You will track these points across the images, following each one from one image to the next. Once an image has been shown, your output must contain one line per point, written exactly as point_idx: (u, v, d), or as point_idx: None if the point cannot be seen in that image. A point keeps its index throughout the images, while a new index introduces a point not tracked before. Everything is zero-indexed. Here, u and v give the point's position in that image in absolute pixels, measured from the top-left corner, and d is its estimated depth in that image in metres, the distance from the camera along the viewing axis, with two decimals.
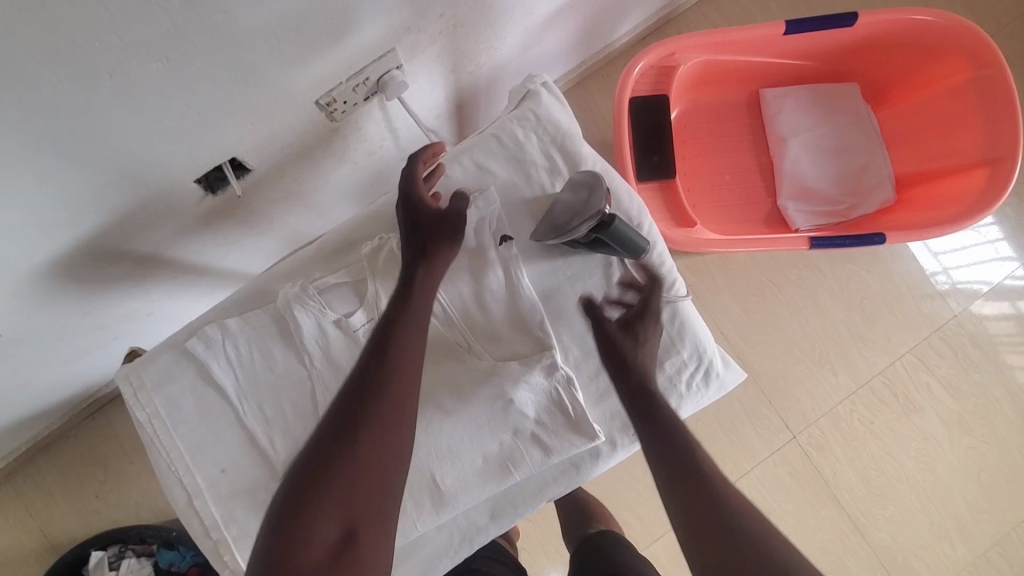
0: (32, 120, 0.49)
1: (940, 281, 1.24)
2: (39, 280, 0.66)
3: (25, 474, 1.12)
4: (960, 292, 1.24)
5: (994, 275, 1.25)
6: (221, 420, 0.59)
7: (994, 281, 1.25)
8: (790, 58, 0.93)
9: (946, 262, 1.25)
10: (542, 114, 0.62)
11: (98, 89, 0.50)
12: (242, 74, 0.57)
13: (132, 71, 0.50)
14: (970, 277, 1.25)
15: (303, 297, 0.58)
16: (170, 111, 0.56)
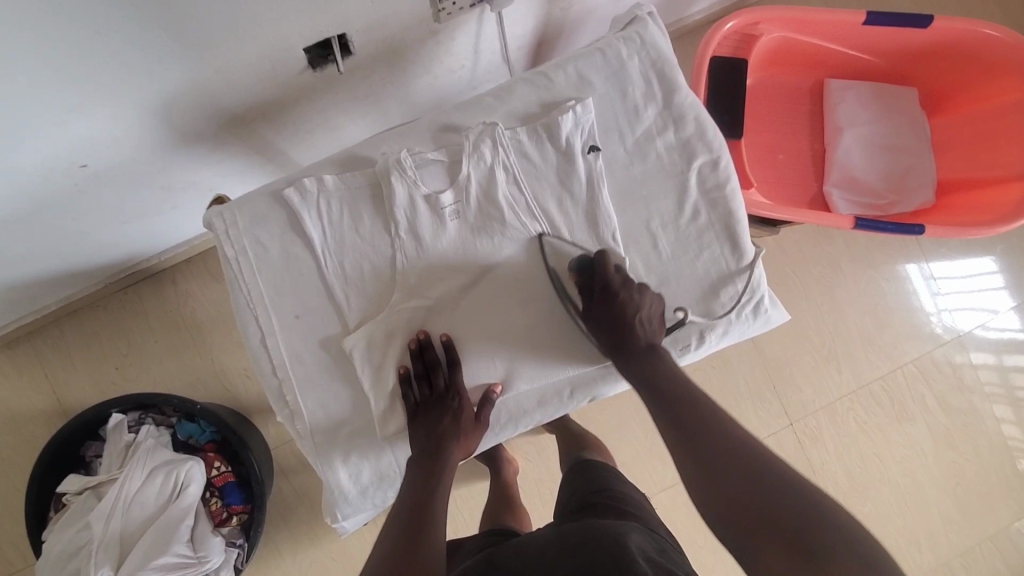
0: None
1: (934, 323, 1.29)
2: (140, 124, 0.69)
3: (45, 335, 1.13)
4: (951, 333, 1.30)
5: (984, 320, 1.30)
6: (303, 270, 0.62)
7: (984, 327, 1.30)
8: (860, 52, 0.97)
9: (941, 304, 1.30)
10: (647, 39, 0.65)
11: None
12: None
13: None
14: (962, 321, 1.30)
15: (400, 167, 0.62)
16: None
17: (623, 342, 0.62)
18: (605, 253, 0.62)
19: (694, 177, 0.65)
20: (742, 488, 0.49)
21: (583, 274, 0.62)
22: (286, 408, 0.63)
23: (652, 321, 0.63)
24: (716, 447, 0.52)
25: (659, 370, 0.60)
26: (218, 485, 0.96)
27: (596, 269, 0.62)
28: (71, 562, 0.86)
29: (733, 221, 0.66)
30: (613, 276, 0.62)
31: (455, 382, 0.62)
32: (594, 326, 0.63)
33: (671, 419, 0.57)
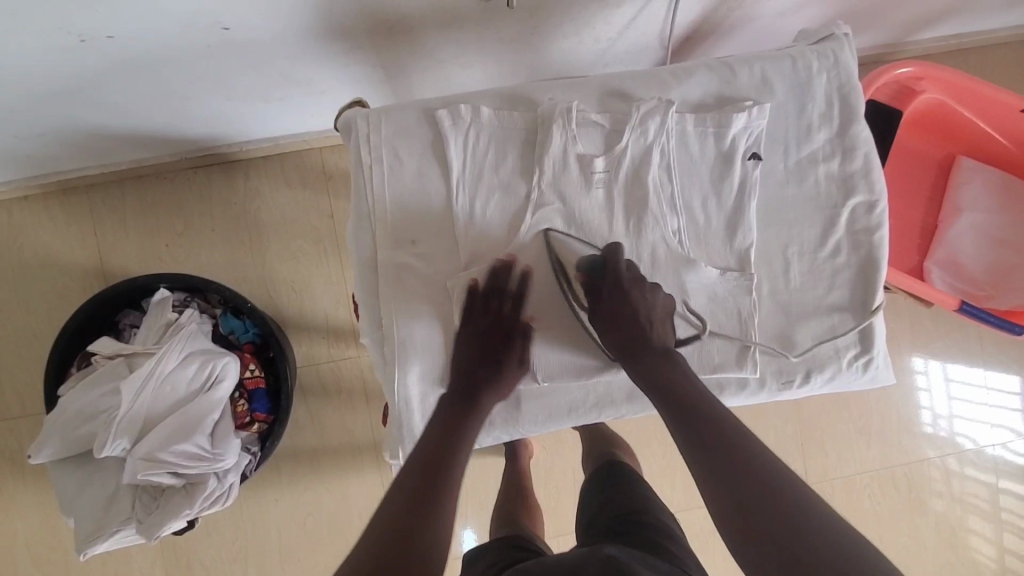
0: None
1: (939, 426, 1.27)
2: (298, 7, 0.65)
3: (105, 193, 1.09)
4: (953, 440, 1.27)
5: (993, 438, 1.28)
6: (432, 196, 0.59)
7: (987, 444, 1.28)
8: (1004, 139, 0.94)
9: (953, 410, 1.27)
10: (841, 59, 0.62)
11: None
12: None
13: None
14: (966, 431, 1.27)
15: (562, 119, 0.59)
16: None
17: (633, 340, 0.59)
18: (616, 246, 0.59)
19: (846, 213, 0.63)
20: (780, 535, 0.44)
21: (590, 269, 0.59)
22: (378, 332, 0.60)
23: (659, 320, 0.60)
24: (749, 485, 0.47)
25: (697, 399, 0.55)
26: (248, 388, 0.93)
27: (605, 266, 0.59)
28: (89, 425, 0.85)
29: (874, 269, 0.63)
30: (624, 271, 0.60)
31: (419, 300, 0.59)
32: (600, 322, 0.60)
33: (702, 445, 0.51)
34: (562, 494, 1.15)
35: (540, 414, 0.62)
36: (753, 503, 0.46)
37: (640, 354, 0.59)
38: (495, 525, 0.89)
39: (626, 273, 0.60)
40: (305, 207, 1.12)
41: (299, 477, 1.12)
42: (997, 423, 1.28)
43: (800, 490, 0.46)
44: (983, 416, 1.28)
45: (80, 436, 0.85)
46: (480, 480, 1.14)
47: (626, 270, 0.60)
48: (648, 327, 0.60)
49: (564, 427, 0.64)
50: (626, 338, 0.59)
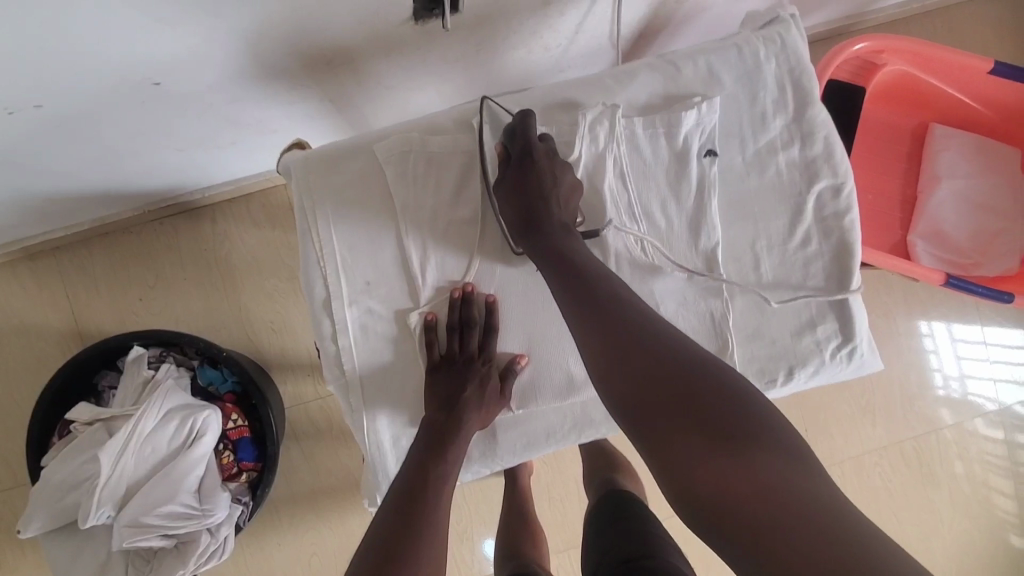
0: None
1: (953, 388, 1.24)
2: (227, 51, 0.63)
3: (73, 254, 1.08)
4: (968, 402, 1.25)
5: (1008, 397, 1.25)
6: (382, 233, 0.58)
7: (1004, 403, 1.25)
8: (974, 100, 0.92)
9: (964, 370, 1.24)
10: (789, 42, 0.59)
11: None
12: None
13: None
14: (981, 392, 1.25)
15: (508, 137, 0.57)
16: None
17: (534, 214, 0.55)
18: (528, 113, 0.56)
19: (813, 200, 0.61)
20: (690, 402, 0.45)
21: (507, 139, 0.57)
22: (341, 378, 0.58)
23: (566, 198, 0.57)
24: (631, 350, 0.48)
25: (587, 271, 0.53)
26: (232, 439, 0.92)
27: (518, 134, 0.57)
28: (73, 494, 0.83)
29: (847, 255, 0.61)
30: (536, 143, 0.56)
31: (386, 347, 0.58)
32: (506, 197, 0.57)
33: (586, 317, 0.50)
34: (568, 507, 1.12)
35: (519, 444, 0.60)
36: (635, 367, 0.47)
37: (541, 224, 0.55)
38: (500, 560, 0.88)
39: (531, 137, 0.56)
40: (275, 245, 1.11)
41: (299, 520, 1.10)
42: (1011, 381, 1.25)
43: (676, 344, 0.48)
44: (996, 374, 1.25)
45: (64, 507, 0.84)
46: (484, 503, 1.12)
47: (539, 141, 0.56)
48: (554, 205, 0.56)
49: (544, 454, 0.62)
50: (527, 212, 0.56)
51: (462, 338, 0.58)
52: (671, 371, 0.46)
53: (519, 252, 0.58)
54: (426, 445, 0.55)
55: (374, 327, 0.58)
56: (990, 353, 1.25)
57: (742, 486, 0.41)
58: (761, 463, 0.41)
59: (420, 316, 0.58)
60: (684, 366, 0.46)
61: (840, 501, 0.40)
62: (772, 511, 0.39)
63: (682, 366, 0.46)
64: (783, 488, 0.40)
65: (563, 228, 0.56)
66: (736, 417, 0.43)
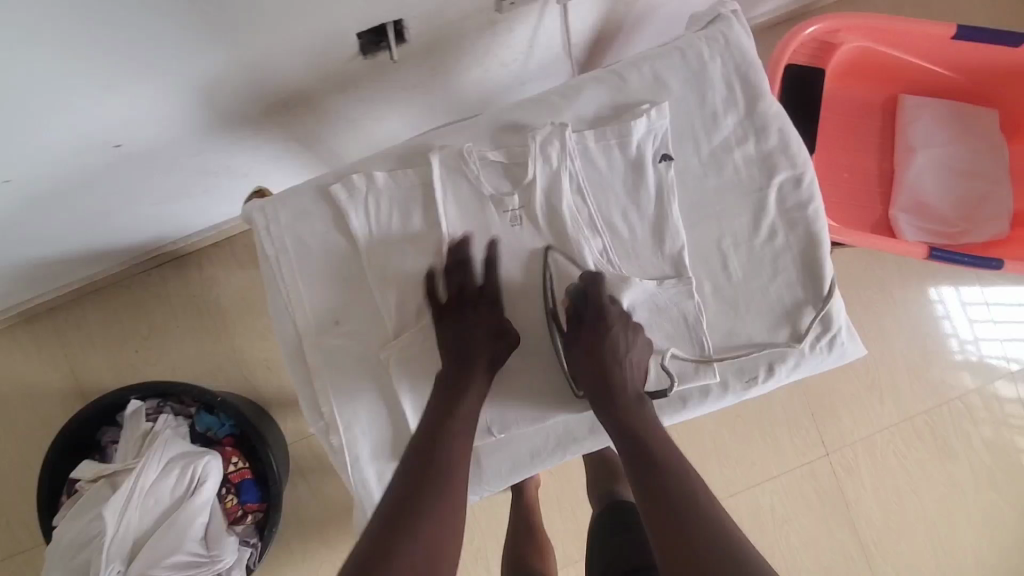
0: None
1: (969, 350, 1.22)
2: (181, 106, 0.64)
3: (67, 313, 1.10)
4: (986, 364, 1.23)
5: None
6: (346, 271, 0.58)
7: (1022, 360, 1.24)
8: (941, 68, 0.91)
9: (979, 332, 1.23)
10: (732, 39, 0.59)
11: None
12: None
13: None
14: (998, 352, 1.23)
15: (460, 163, 0.57)
16: None
17: (598, 321, 0.57)
18: (598, 277, 0.57)
19: (774, 193, 0.60)
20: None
21: (578, 301, 0.57)
22: (321, 420, 0.58)
23: (639, 367, 0.58)
24: (683, 519, 0.48)
25: (653, 444, 0.54)
26: (234, 482, 0.93)
27: (590, 295, 0.57)
28: (83, 553, 0.84)
29: (814, 244, 0.60)
30: (609, 306, 0.57)
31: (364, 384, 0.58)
32: (574, 355, 0.57)
33: (642, 482, 0.52)
34: (579, 517, 1.12)
35: (504, 467, 0.60)
36: (686, 538, 0.47)
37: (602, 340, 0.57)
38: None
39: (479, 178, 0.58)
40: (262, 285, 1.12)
41: (313, 554, 1.11)
42: None
43: (727, 532, 0.47)
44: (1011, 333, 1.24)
45: (77, 565, 0.84)
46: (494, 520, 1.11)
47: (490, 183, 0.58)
48: (627, 374, 0.57)
49: (530, 475, 0.61)
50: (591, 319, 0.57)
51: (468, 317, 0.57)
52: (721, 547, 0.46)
53: (581, 396, 0.59)
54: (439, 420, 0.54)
55: (348, 366, 0.58)
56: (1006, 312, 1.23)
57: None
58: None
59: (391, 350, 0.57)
60: (708, 538, 0.47)
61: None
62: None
63: (733, 551, 0.46)
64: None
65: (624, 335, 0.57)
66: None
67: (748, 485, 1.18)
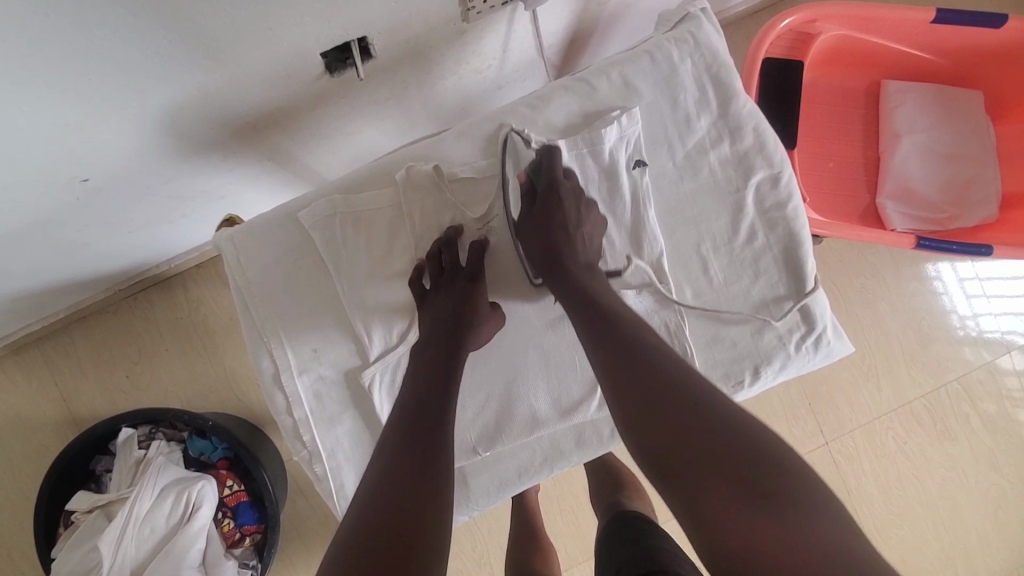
0: None
1: (968, 327, 1.21)
2: (146, 134, 0.63)
3: (56, 343, 1.09)
4: (988, 340, 1.22)
5: None
6: (320, 297, 0.57)
7: None
8: (923, 52, 0.89)
9: (977, 308, 1.22)
10: (701, 39, 0.58)
11: None
12: None
13: None
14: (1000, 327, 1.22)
15: (428, 181, 0.56)
16: None
17: (554, 180, 0.56)
18: (553, 147, 0.56)
19: (752, 195, 0.59)
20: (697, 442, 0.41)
21: (533, 173, 0.57)
22: (303, 449, 0.57)
23: (592, 239, 0.57)
24: (657, 395, 0.44)
25: (617, 319, 0.51)
26: (231, 505, 0.92)
27: (543, 168, 0.56)
28: None
29: (795, 246, 0.59)
30: (562, 180, 0.56)
31: (341, 409, 0.57)
32: (527, 235, 0.56)
33: (613, 363, 0.47)
34: (579, 519, 1.10)
35: (491, 488, 0.59)
36: (661, 419, 0.43)
37: (557, 201, 0.56)
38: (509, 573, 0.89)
39: (441, 199, 0.57)
40: None
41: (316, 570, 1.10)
42: None
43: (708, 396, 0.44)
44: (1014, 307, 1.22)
45: None
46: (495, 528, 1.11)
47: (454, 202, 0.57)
48: (580, 244, 0.56)
49: (519, 491, 0.61)
50: (547, 181, 0.56)
51: (465, 289, 0.55)
52: (694, 414, 0.42)
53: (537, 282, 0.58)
54: (418, 375, 0.51)
55: (329, 392, 0.57)
56: (1008, 285, 1.22)
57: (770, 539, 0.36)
58: (797, 521, 0.36)
59: (371, 373, 0.56)
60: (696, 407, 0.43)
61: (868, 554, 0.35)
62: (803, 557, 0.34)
63: (727, 432, 0.41)
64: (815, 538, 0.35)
65: (577, 196, 0.57)
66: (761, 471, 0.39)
67: None
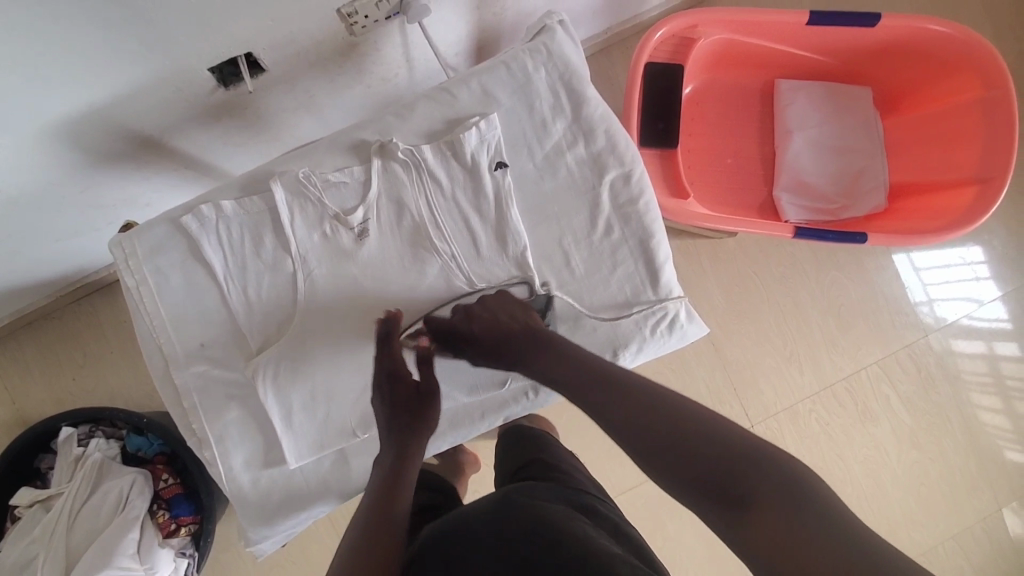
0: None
1: (924, 312, 1.27)
2: (49, 147, 0.68)
3: (4, 349, 1.13)
4: (943, 326, 1.27)
5: (952, 312, 1.27)
6: (206, 296, 0.61)
7: (949, 318, 1.27)
8: (810, 52, 0.94)
9: (932, 294, 1.27)
10: (554, 50, 0.63)
11: None
12: None
13: None
14: (952, 311, 1.27)
15: (302, 186, 0.61)
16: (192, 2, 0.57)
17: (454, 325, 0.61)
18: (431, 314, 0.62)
19: (606, 192, 0.65)
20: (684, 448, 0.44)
21: (437, 340, 0.62)
22: (193, 436, 0.62)
23: (512, 308, 0.61)
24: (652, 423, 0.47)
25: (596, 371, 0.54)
26: (166, 497, 0.96)
27: (444, 325, 0.62)
28: None
29: (649, 240, 0.65)
30: (454, 312, 0.61)
31: (226, 397, 0.62)
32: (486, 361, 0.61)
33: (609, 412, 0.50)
34: None
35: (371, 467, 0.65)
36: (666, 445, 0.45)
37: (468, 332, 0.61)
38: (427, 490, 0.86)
39: (316, 202, 0.61)
40: None
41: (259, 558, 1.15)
42: (979, 297, 1.27)
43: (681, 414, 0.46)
44: (961, 293, 1.27)
45: None
46: None
47: (329, 203, 0.61)
48: (514, 326, 0.60)
49: None
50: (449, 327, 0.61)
51: (396, 379, 0.61)
52: (699, 440, 0.44)
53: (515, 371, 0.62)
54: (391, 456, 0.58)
55: (215, 384, 0.62)
56: (956, 270, 1.27)
57: (772, 547, 0.37)
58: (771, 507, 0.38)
59: (252, 365, 0.60)
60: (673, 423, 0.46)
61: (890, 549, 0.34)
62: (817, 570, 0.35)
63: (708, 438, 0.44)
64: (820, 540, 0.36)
65: (479, 308, 0.61)
66: (744, 473, 0.41)
67: None
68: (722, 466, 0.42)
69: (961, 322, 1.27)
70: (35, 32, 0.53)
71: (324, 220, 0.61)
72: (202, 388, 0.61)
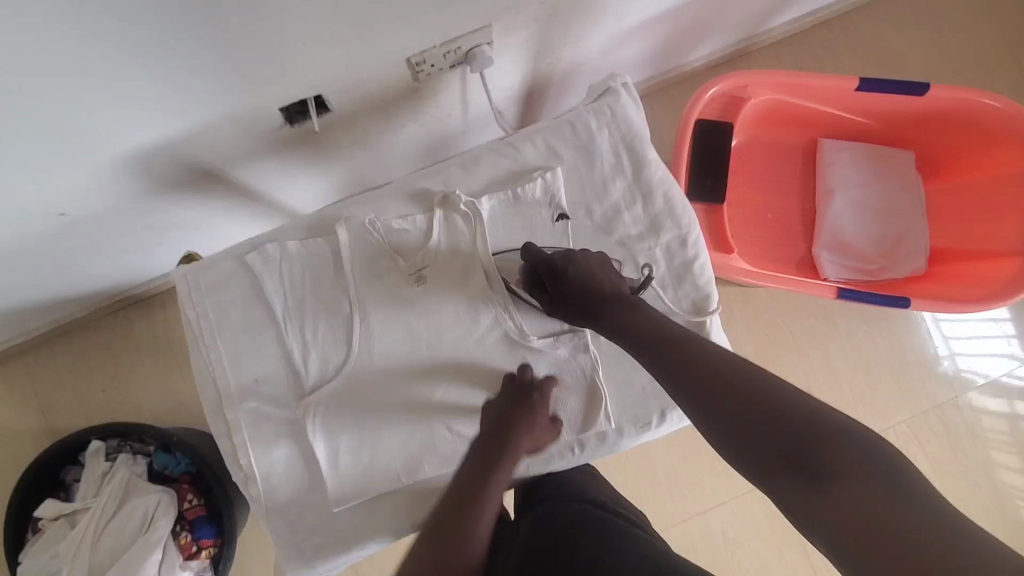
0: (160, 48, 0.53)
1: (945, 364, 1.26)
2: (117, 173, 0.69)
3: (37, 356, 1.14)
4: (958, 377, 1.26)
5: (992, 369, 1.26)
6: (263, 331, 0.62)
7: (992, 375, 1.26)
8: (855, 115, 0.95)
9: (953, 346, 1.27)
10: (617, 111, 0.65)
11: (222, 27, 0.53)
12: (348, 30, 0.60)
13: (256, 17, 0.54)
14: (973, 366, 1.26)
15: (366, 229, 0.62)
16: (273, 47, 0.58)
17: (553, 267, 0.61)
18: (530, 245, 0.63)
19: (661, 250, 0.66)
20: (756, 424, 0.43)
21: (528, 275, 0.62)
22: (240, 470, 0.62)
23: (612, 276, 0.61)
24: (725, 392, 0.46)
25: (666, 332, 0.53)
26: (189, 519, 0.96)
27: (534, 264, 0.62)
28: None
29: (702, 301, 0.66)
30: (552, 255, 0.62)
31: (274, 434, 0.62)
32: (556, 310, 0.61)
33: (674, 376, 0.50)
34: None
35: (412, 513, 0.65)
36: (739, 414, 0.45)
37: (556, 284, 0.61)
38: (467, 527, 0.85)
39: (378, 247, 0.62)
40: None
41: None
42: (1004, 351, 1.26)
43: (753, 379, 0.46)
44: (986, 347, 1.27)
45: None
46: None
47: (391, 248, 0.63)
48: (605, 282, 0.60)
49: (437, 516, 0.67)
50: (548, 268, 0.61)
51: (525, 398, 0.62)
52: (776, 411, 0.43)
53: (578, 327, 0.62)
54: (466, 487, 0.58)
55: (266, 421, 0.62)
56: (980, 325, 1.27)
57: (843, 525, 0.37)
58: (849, 491, 0.38)
59: (304, 408, 0.61)
60: (750, 391, 0.45)
61: (1004, 554, 0.33)
62: (889, 555, 0.35)
63: (782, 409, 0.43)
64: (914, 529, 0.35)
65: (577, 257, 0.61)
66: (828, 447, 0.40)
67: (706, 511, 1.15)
68: (795, 442, 0.41)
69: (992, 382, 1.26)
70: (122, 73, 0.55)
71: (384, 265, 0.62)
72: (254, 423, 0.62)
